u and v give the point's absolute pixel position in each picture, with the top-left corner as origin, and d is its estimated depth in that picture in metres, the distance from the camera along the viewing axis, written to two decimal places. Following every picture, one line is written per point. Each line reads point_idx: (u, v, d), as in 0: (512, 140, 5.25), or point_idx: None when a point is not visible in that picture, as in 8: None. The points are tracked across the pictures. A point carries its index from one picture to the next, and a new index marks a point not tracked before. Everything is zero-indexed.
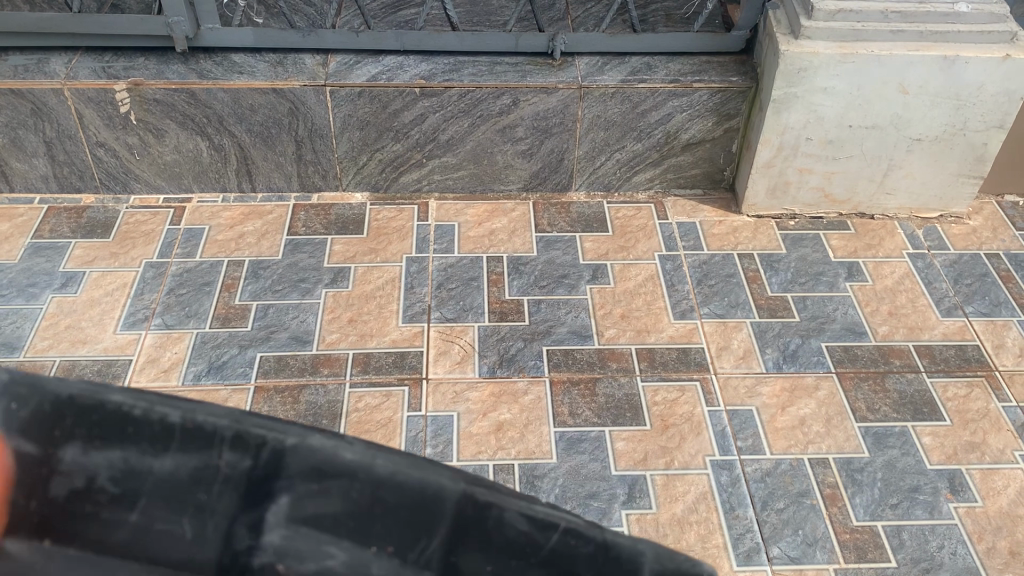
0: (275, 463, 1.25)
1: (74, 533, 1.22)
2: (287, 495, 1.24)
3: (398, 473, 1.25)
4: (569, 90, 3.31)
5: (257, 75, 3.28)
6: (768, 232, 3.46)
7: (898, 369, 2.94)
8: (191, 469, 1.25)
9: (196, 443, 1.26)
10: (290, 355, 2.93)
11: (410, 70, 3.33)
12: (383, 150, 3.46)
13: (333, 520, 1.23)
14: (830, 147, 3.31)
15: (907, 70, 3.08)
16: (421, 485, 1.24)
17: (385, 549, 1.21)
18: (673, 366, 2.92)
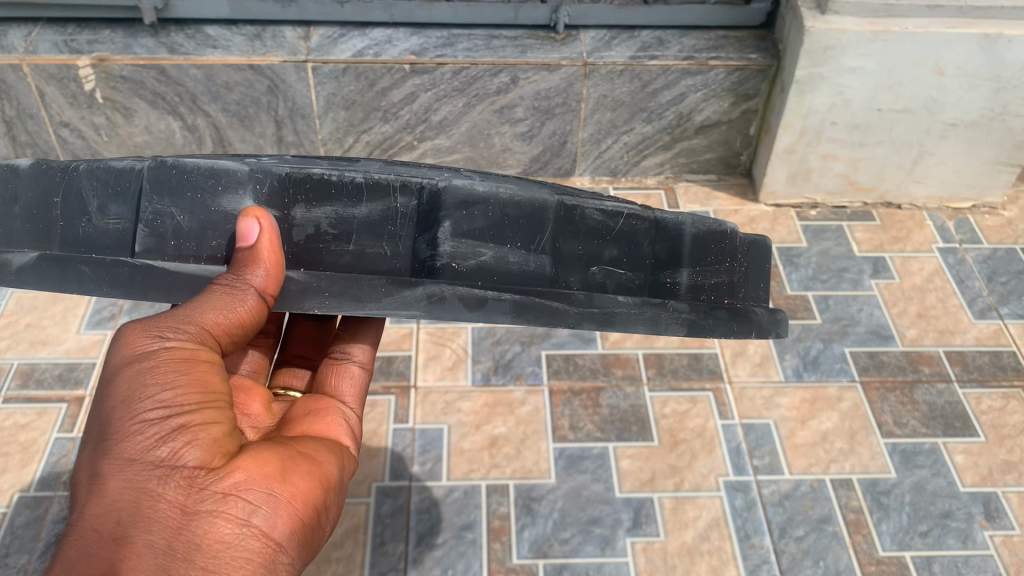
0: (434, 198, 1.51)
1: (320, 261, 1.51)
2: (448, 221, 1.51)
3: (516, 194, 1.54)
4: (573, 68, 3.02)
5: (232, 49, 3.00)
6: (787, 223, 3.22)
7: (928, 378, 2.70)
8: (380, 212, 1.52)
9: (377, 191, 1.51)
10: None
11: (399, 45, 3.04)
12: (371, 131, 3.21)
13: (483, 218, 1.53)
14: (855, 131, 3.04)
15: (945, 49, 2.80)
16: (527, 198, 1.54)
17: (514, 244, 1.55)
18: (683, 375, 2.69)
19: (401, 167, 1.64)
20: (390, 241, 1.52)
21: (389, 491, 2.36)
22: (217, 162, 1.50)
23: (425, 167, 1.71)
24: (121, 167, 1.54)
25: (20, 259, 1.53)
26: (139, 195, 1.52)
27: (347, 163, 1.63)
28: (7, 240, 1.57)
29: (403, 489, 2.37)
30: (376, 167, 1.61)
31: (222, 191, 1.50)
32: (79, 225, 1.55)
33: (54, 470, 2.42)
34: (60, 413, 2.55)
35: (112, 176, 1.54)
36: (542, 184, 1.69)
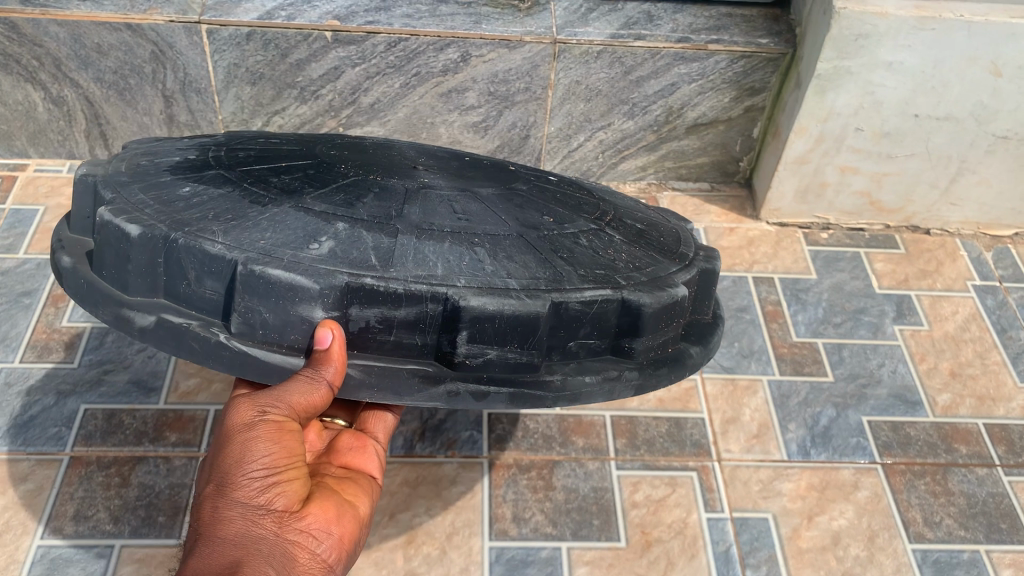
0: (455, 310, 1.33)
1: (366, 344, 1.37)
2: (466, 330, 1.34)
3: (529, 308, 1.34)
4: (539, 45, 2.42)
5: (105, 3, 2.35)
6: (793, 247, 2.64)
7: (965, 461, 2.15)
8: (407, 317, 1.34)
9: (408, 299, 1.32)
10: (126, 412, 2.09)
11: (320, 6, 2.40)
12: (285, 113, 2.56)
13: (494, 328, 1.35)
14: (884, 141, 2.46)
15: (1006, 44, 2.24)
16: (527, 313, 1.34)
17: (514, 345, 1.37)
18: (660, 449, 2.11)
19: (425, 255, 1.39)
20: (419, 338, 1.36)
21: None
22: (297, 273, 1.30)
23: (435, 243, 1.41)
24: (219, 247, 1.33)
25: (138, 322, 1.38)
26: (231, 284, 1.34)
27: (387, 251, 1.37)
28: (126, 286, 1.41)
29: None
30: (408, 262, 1.36)
31: (298, 301, 1.31)
32: (179, 289, 1.38)
33: None
34: None
35: (207, 258, 1.33)
36: (540, 269, 1.42)
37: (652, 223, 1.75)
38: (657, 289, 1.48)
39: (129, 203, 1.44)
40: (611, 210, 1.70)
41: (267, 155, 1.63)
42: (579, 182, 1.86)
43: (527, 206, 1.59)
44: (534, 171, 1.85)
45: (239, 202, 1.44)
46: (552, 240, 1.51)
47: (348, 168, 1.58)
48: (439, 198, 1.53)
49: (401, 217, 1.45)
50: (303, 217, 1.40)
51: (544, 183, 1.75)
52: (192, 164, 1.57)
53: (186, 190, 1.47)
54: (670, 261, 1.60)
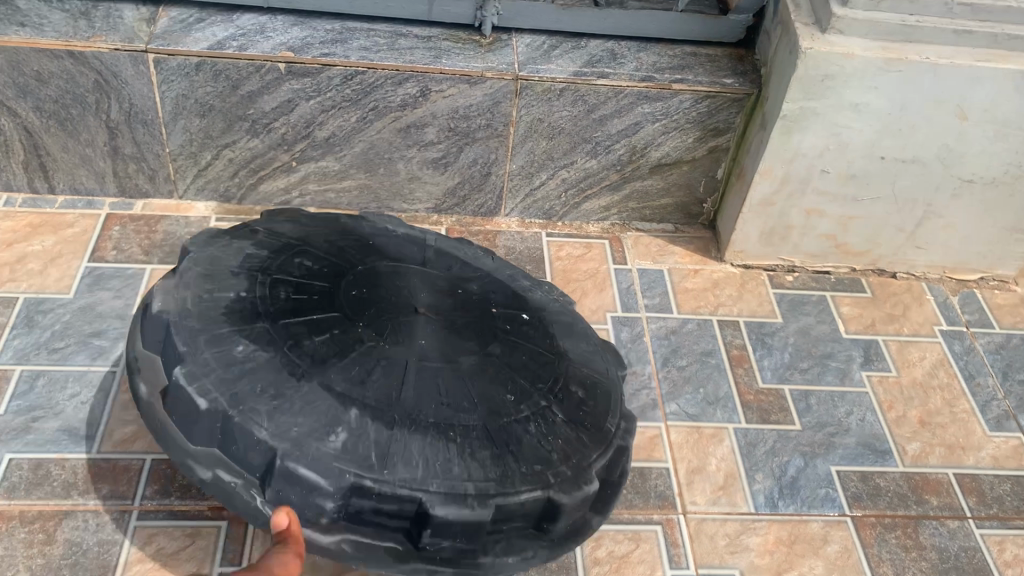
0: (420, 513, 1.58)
1: None
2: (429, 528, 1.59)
3: (475, 512, 1.59)
4: (500, 81, 2.35)
5: (46, 29, 2.25)
6: (758, 290, 2.59)
7: (936, 514, 2.08)
8: (388, 505, 1.58)
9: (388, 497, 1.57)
10: (55, 462, 1.95)
11: (274, 37, 2.32)
12: (236, 146, 2.46)
13: (452, 529, 1.60)
14: (850, 183, 2.43)
15: (972, 87, 2.21)
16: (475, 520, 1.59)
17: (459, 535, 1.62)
18: (623, 500, 2.02)
19: (410, 453, 1.61)
20: (396, 520, 1.61)
21: None
22: (318, 471, 1.56)
23: (414, 434, 1.63)
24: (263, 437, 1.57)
25: (199, 475, 1.62)
26: (269, 476, 1.58)
27: (385, 448, 1.60)
28: (191, 435, 1.63)
29: None
30: (399, 463, 1.59)
31: (317, 495, 1.57)
32: (230, 451, 1.61)
33: None
34: None
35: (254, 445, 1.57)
36: (491, 469, 1.64)
37: (595, 381, 1.95)
38: (580, 484, 1.72)
39: (198, 365, 1.64)
40: (563, 371, 1.90)
41: (302, 287, 1.85)
42: (545, 314, 2.09)
43: (494, 369, 1.81)
44: (512, 284, 2.17)
45: (281, 373, 1.66)
46: (505, 425, 1.71)
47: (367, 331, 1.80)
48: (432, 373, 1.75)
49: (400, 402, 1.67)
50: (320, 403, 1.63)
51: (510, 323, 1.96)
52: (242, 305, 1.77)
53: (240, 351, 1.67)
54: (595, 448, 1.79)
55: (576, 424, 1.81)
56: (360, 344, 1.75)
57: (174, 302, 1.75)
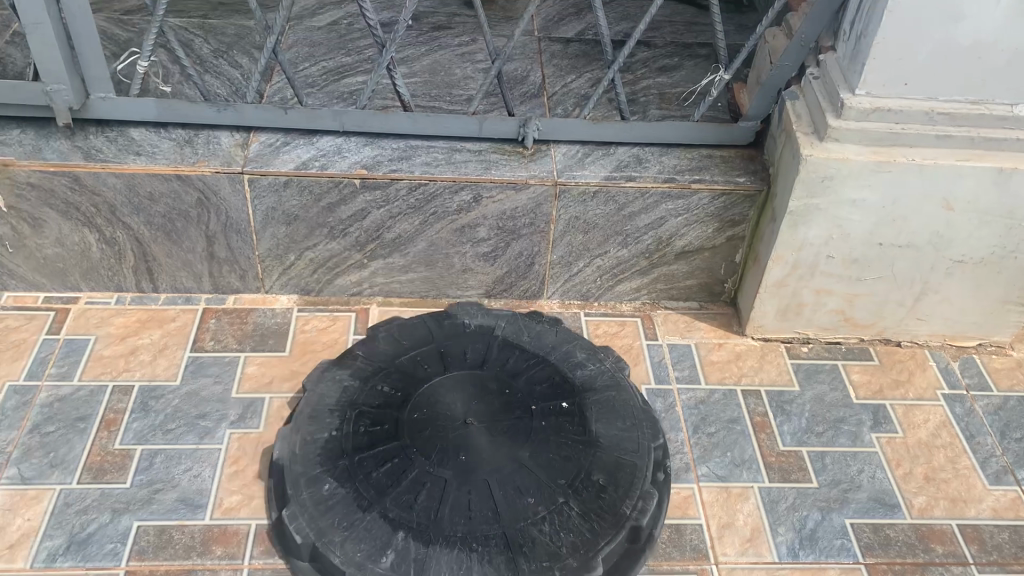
0: None
1: None
2: None
3: None
4: (542, 187, 2.72)
5: (158, 156, 2.65)
6: (777, 361, 2.89)
7: (942, 560, 2.35)
8: None
9: None
10: (176, 528, 2.30)
11: (349, 157, 2.72)
12: (316, 248, 2.86)
13: None
14: (854, 266, 2.75)
15: (955, 183, 2.53)
16: None
17: None
18: (662, 553, 2.31)
19: (441, 565, 2.08)
20: None
21: None
22: None
23: (447, 549, 2.11)
24: (336, 561, 2.08)
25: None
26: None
27: (423, 562, 2.08)
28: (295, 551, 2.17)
29: None
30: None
31: None
32: (320, 563, 2.14)
33: None
34: None
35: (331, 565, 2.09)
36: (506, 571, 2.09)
37: (619, 464, 2.35)
38: (585, 574, 2.12)
39: (298, 501, 2.18)
40: (586, 464, 2.32)
41: (376, 419, 2.37)
42: (588, 398, 2.52)
43: (519, 478, 2.27)
44: (565, 363, 2.64)
45: (353, 505, 2.17)
46: (521, 529, 2.17)
47: (421, 451, 2.30)
48: (463, 486, 2.23)
49: (438, 520, 2.16)
50: (378, 529, 2.13)
51: (545, 421, 2.42)
52: (333, 445, 2.30)
53: (326, 489, 2.20)
54: (606, 534, 2.19)
55: (586, 517, 2.22)
56: (414, 469, 2.25)
57: (287, 449, 2.31)
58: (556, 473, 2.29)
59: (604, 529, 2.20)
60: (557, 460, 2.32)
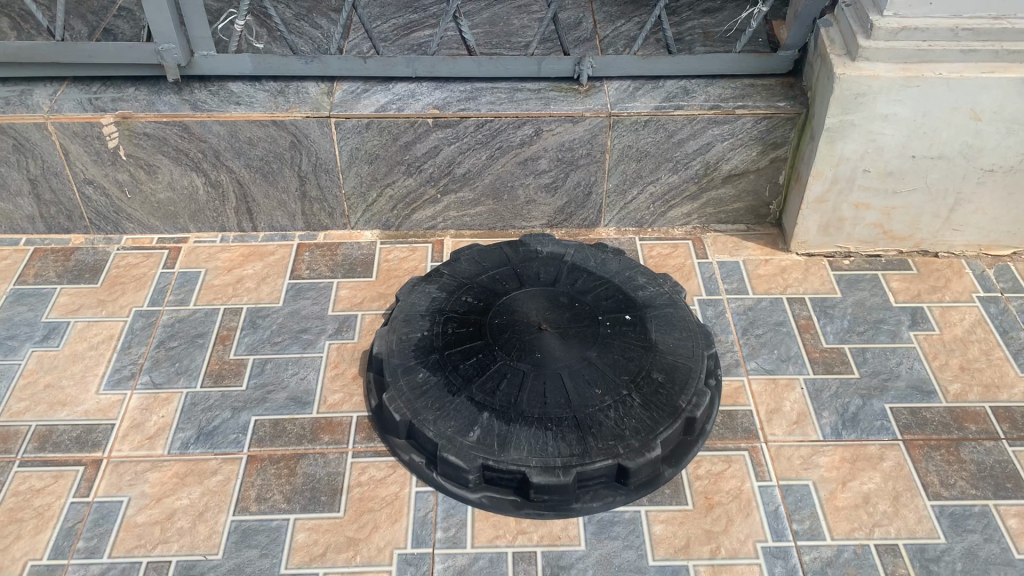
0: (524, 480, 2.34)
1: None
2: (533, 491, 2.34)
3: (562, 480, 2.31)
4: (597, 119, 3.00)
5: (255, 105, 2.99)
6: (820, 273, 3.13)
7: (975, 436, 2.57)
8: (507, 476, 2.36)
9: (504, 471, 2.35)
10: (288, 421, 2.64)
11: (422, 99, 3.02)
12: (394, 185, 3.17)
13: (548, 491, 2.33)
14: (889, 179, 2.97)
15: (981, 94, 2.73)
16: (558, 483, 2.31)
17: (555, 494, 2.34)
18: (717, 433, 2.58)
19: (519, 441, 2.38)
20: (515, 483, 2.37)
21: (411, 559, 2.29)
22: (459, 455, 2.36)
23: (526, 427, 2.41)
24: (430, 435, 2.42)
25: (401, 456, 2.51)
26: (435, 459, 2.43)
27: (504, 438, 2.39)
28: (395, 430, 2.53)
29: (425, 556, 2.30)
30: (512, 448, 2.37)
31: (460, 473, 2.37)
32: (416, 439, 2.49)
33: (68, 536, 2.35)
34: (78, 477, 2.49)
35: (426, 438, 2.44)
36: (576, 446, 2.37)
37: (675, 366, 2.60)
38: (645, 451, 2.37)
39: (397, 387, 2.55)
40: (647, 365, 2.59)
41: (464, 324, 2.71)
42: (650, 310, 2.79)
43: (588, 373, 2.55)
44: (628, 285, 2.89)
45: (444, 391, 2.52)
46: (590, 414, 2.44)
47: (502, 349, 2.62)
48: (540, 379, 2.53)
49: (517, 405, 2.46)
50: (465, 410, 2.46)
51: (611, 328, 2.70)
52: (425, 342, 2.67)
53: (421, 377, 2.57)
54: (664, 421, 2.44)
55: (647, 407, 2.48)
56: (497, 363, 2.57)
57: (385, 345, 2.69)
58: (620, 371, 2.56)
59: (663, 417, 2.45)
60: (622, 360, 2.59)
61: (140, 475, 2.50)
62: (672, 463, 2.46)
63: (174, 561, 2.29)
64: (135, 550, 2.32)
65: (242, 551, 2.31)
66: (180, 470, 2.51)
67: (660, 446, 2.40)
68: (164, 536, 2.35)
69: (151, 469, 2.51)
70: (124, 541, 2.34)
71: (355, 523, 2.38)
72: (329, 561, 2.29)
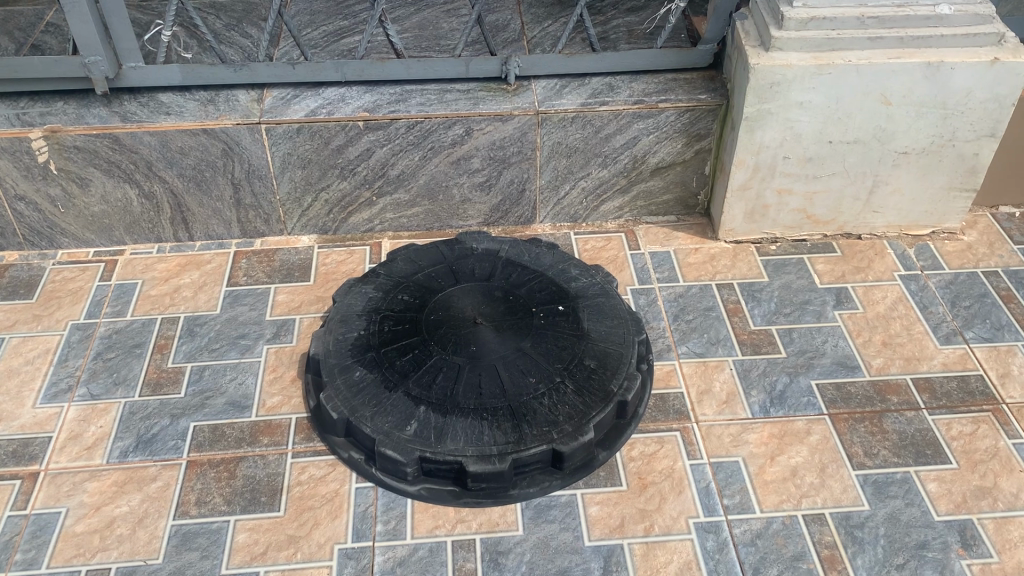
0: (462, 470, 2.38)
1: None
2: (470, 480, 2.38)
3: (497, 467, 2.35)
4: (525, 117, 3.06)
5: (185, 115, 3.00)
6: (748, 259, 3.22)
7: (896, 407, 2.67)
8: (444, 467, 2.40)
9: (441, 463, 2.39)
10: (227, 425, 2.66)
11: (352, 103, 3.06)
12: (329, 189, 3.21)
13: (485, 479, 2.37)
14: (809, 165, 3.07)
15: (890, 79, 2.83)
16: (495, 471, 2.35)
17: (491, 481, 2.39)
18: (649, 416, 2.65)
19: (455, 432, 2.42)
20: (452, 473, 2.41)
21: (352, 552, 2.32)
22: (396, 449, 2.39)
23: (462, 418, 2.46)
24: (367, 432, 2.45)
25: (341, 454, 2.54)
26: (374, 454, 2.46)
27: (440, 430, 2.43)
28: (334, 429, 2.55)
29: (366, 550, 2.33)
30: (448, 440, 2.41)
31: (398, 466, 2.40)
32: (354, 436, 2.51)
33: (5, 549, 2.35)
34: (14, 490, 2.49)
35: (364, 435, 2.46)
36: (511, 434, 2.42)
37: (607, 352, 2.67)
38: (578, 436, 2.43)
39: (334, 386, 2.57)
40: (579, 352, 2.65)
41: (400, 322, 2.75)
42: (582, 301, 2.86)
43: (522, 362, 2.60)
44: (561, 277, 2.95)
45: (380, 387, 2.55)
46: (524, 402, 2.50)
47: (438, 345, 2.66)
48: (475, 371, 2.57)
49: (453, 397, 2.51)
50: (402, 405, 2.50)
51: (544, 319, 2.76)
52: (361, 341, 2.70)
53: (357, 375, 2.59)
54: (597, 406, 2.50)
55: (580, 392, 2.54)
56: (432, 358, 2.62)
57: (321, 346, 2.71)
58: (554, 360, 2.62)
59: (596, 402, 2.52)
60: (556, 349, 2.65)
61: (78, 485, 2.50)
62: (606, 446, 2.52)
63: (114, 568, 2.30)
64: (74, 560, 2.32)
65: (182, 554, 2.32)
66: (119, 479, 2.51)
67: (593, 430, 2.46)
68: (102, 544, 2.35)
69: (89, 479, 2.51)
70: (62, 552, 2.34)
71: (295, 521, 2.40)
72: (270, 559, 2.31)
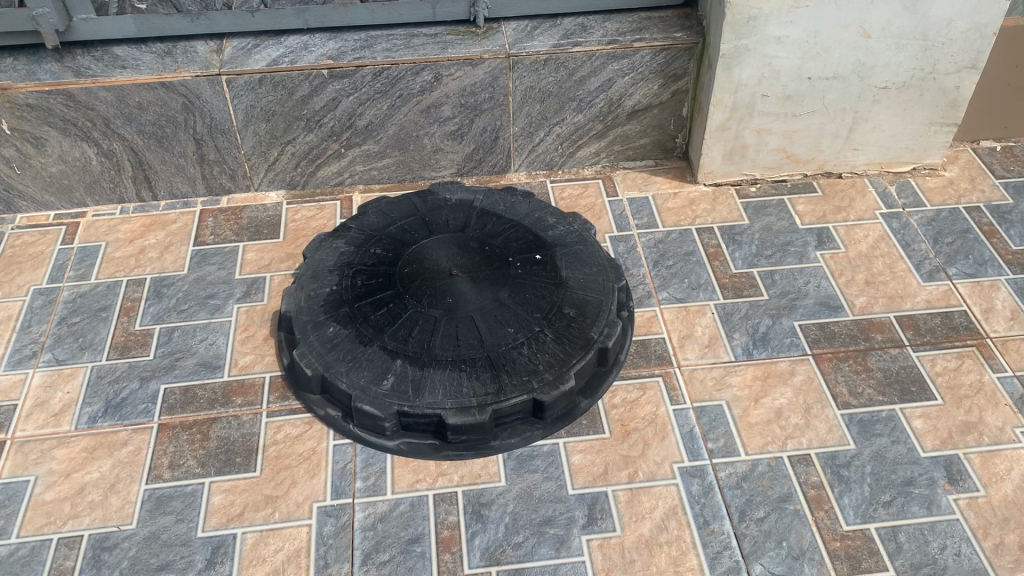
0: (441, 422, 2.32)
1: None
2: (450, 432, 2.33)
3: (477, 418, 2.29)
4: (496, 61, 2.96)
5: (141, 68, 2.87)
6: (728, 202, 3.16)
7: (881, 345, 2.63)
8: (423, 421, 2.34)
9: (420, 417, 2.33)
10: (198, 386, 2.58)
11: (316, 51, 2.95)
12: (296, 142, 3.11)
13: (465, 431, 2.32)
14: (787, 103, 3.00)
15: (870, 10, 2.75)
16: (474, 422, 2.29)
17: (471, 431, 2.33)
18: (631, 362, 2.60)
19: (433, 385, 2.36)
20: (431, 426, 2.36)
21: (331, 510, 2.27)
22: (373, 404, 2.33)
23: (439, 370, 2.39)
24: (343, 388, 2.39)
25: (318, 411, 2.48)
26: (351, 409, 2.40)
27: (418, 384, 2.37)
28: (309, 386, 2.49)
29: (346, 507, 2.28)
30: (426, 393, 2.35)
31: (376, 422, 2.35)
32: (330, 393, 2.45)
33: None
34: None
35: (340, 390, 2.40)
36: (490, 385, 2.36)
37: (587, 300, 2.60)
38: (559, 384, 2.38)
39: (307, 343, 2.50)
40: (558, 301, 2.59)
41: (373, 276, 2.68)
42: (559, 249, 2.79)
43: (500, 313, 2.54)
44: (538, 225, 2.88)
45: (354, 342, 2.48)
46: (503, 353, 2.44)
47: (413, 298, 2.59)
48: (451, 323, 2.51)
49: (429, 350, 2.44)
50: (377, 359, 2.43)
51: (521, 268, 2.69)
52: (334, 296, 2.62)
53: (331, 331, 2.52)
54: (577, 354, 2.45)
55: (560, 341, 2.48)
56: (408, 311, 2.55)
57: (293, 303, 2.62)
58: (532, 309, 2.56)
59: (576, 350, 2.46)
60: (534, 298, 2.59)
61: (46, 453, 2.42)
62: (588, 394, 2.48)
63: (86, 535, 2.23)
64: (44, 529, 2.25)
65: (156, 519, 2.26)
66: (89, 445, 2.44)
67: (573, 378, 2.40)
68: (74, 511, 2.29)
69: (57, 446, 2.44)
70: (32, 520, 2.27)
71: (272, 481, 2.34)
72: (247, 521, 2.25)
